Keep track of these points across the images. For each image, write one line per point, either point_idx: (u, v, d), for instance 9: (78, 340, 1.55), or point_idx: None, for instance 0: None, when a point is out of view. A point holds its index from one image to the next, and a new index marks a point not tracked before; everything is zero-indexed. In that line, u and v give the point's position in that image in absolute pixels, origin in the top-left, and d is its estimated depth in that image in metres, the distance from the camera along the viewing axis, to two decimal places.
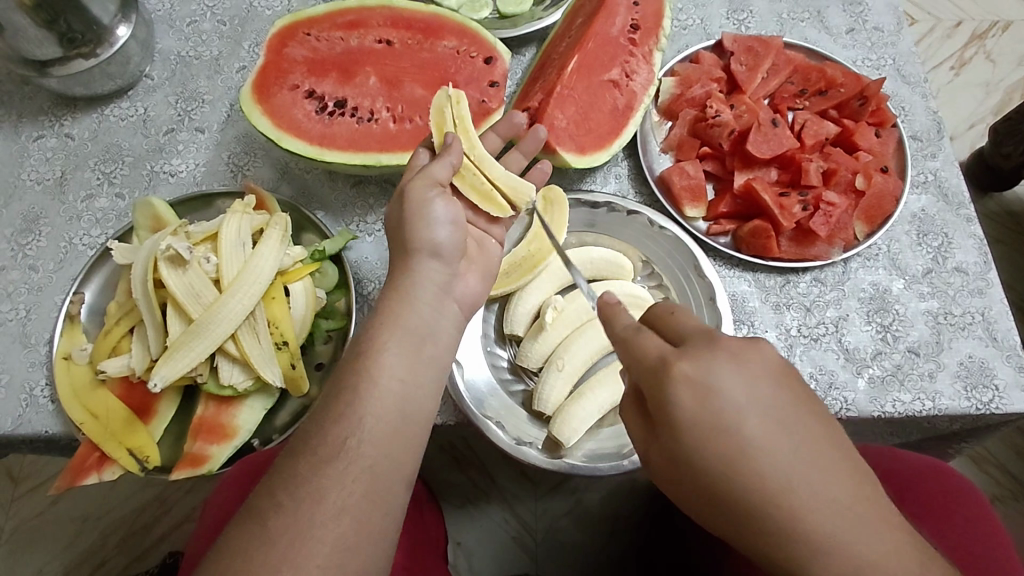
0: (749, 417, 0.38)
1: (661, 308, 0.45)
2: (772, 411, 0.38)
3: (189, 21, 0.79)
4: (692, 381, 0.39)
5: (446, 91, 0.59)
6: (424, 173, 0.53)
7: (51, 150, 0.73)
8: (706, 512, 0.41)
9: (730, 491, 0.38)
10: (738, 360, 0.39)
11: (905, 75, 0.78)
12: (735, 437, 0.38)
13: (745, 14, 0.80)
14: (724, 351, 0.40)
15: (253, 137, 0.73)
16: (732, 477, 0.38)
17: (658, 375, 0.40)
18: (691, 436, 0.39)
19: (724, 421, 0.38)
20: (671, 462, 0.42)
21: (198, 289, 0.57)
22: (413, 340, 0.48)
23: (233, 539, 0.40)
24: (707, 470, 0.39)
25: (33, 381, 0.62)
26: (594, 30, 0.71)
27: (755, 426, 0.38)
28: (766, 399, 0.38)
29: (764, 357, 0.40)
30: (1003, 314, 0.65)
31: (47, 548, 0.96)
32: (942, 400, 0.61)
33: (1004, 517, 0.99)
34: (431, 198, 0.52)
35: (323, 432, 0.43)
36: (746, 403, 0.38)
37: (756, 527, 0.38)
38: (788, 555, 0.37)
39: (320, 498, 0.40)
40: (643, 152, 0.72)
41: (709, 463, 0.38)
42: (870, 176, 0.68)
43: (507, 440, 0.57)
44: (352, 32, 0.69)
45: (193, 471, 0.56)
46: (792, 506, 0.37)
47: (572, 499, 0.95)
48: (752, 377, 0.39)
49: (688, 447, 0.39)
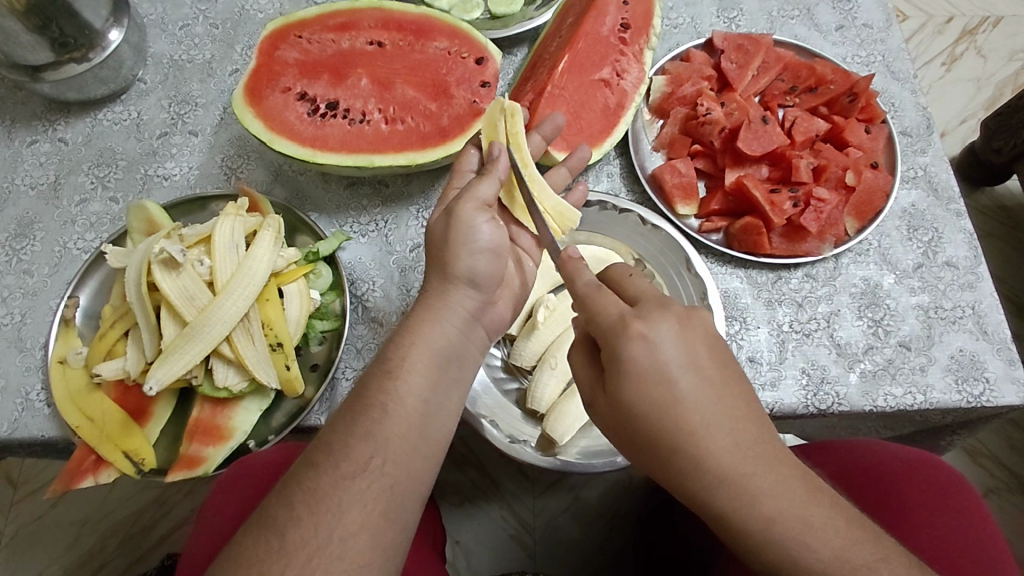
0: (687, 374, 0.42)
1: (624, 274, 0.47)
2: (703, 372, 0.42)
3: (182, 24, 0.79)
4: (642, 335, 0.42)
5: (503, 103, 0.58)
6: (473, 193, 0.52)
7: (45, 155, 0.73)
8: (645, 461, 0.45)
9: (666, 441, 0.42)
10: (683, 324, 0.43)
11: (894, 71, 0.78)
12: (673, 391, 0.41)
13: (735, 12, 0.81)
14: (668, 318, 0.43)
15: (246, 140, 0.74)
16: (665, 428, 0.42)
17: (610, 332, 0.43)
18: (636, 390, 0.42)
19: (667, 376, 0.41)
20: (616, 414, 0.44)
21: (193, 292, 0.58)
22: (438, 358, 0.48)
23: (245, 546, 0.41)
24: (643, 419, 0.42)
25: (29, 386, 0.62)
26: (584, 30, 0.72)
27: (693, 383, 0.42)
28: (700, 361, 0.42)
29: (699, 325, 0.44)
30: (993, 308, 0.66)
31: (45, 552, 0.96)
32: (933, 394, 0.62)
33: (998, 509, 0.99)
34: (482, 226, 0.51)
35: (332, 439, 0.44)
36: (683, 363, 0.42)
37: (692, 477, 0.41)
38: (706, 507, 0.41)
39: (331, 506, 0.41)
40: (635, 151, 0.72)
41: (647, 411, 0.42)
42: (860, 171, 0.68)
43: (500, 437, 0.58)
44: (343, 35, 0.70)
45: (189, 473, 0.56)
46: (723, 457, 0.40)
47: (570, 495, 0.96)
48: (694, 339, 0.43)
49: (631, 400, 0.42)
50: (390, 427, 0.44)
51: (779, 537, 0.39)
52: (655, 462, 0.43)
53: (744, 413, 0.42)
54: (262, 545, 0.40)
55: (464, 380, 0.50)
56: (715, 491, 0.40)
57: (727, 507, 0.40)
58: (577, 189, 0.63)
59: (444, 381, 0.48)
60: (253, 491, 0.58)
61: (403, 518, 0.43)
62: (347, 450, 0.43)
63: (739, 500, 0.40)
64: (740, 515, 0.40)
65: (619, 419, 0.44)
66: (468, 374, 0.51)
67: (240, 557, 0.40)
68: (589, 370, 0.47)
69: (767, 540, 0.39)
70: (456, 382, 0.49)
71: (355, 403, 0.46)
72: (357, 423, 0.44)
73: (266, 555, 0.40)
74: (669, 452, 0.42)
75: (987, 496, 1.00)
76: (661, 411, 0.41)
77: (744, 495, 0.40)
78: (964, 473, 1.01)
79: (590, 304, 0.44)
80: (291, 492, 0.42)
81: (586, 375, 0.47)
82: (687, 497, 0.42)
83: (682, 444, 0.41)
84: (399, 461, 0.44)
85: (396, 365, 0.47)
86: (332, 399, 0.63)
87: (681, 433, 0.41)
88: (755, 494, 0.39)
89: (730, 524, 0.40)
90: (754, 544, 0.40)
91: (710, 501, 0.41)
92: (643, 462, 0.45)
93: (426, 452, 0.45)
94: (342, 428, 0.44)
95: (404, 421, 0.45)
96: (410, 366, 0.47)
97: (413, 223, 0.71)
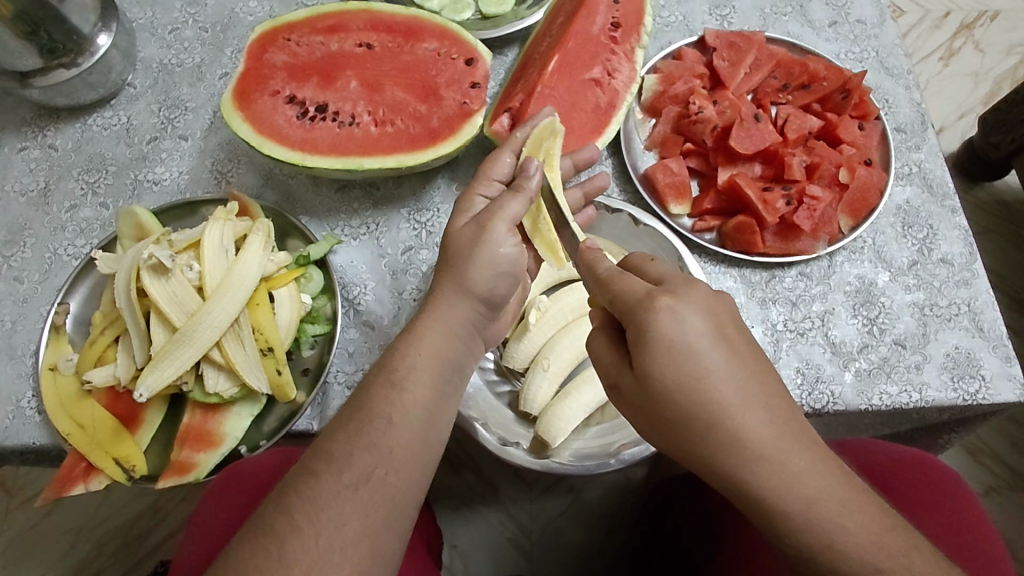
0: (715, 350, 0.41)
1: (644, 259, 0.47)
2: (734, 352, 0.42)
3: (171, 28, 0.79)
4: (671, 309, 0.41)
5: (553, 123, 0.58)
6: (502, 210, 0.50)
7: (35, 161, 0.73)
8: (673, 444, 0.43)
9: (699, 420, 0.41)
10: (711, 304, 0.43)
11: (888, 67, 0.78)
12: (705, 367, 0.41)
13: (727, 10, 0.80)
14: (697, 298, 0.42)
15: (237, 143, 0.73)
16: (694, 406, 0.41)
17: (639, 310, 0.42)
18: (669, 366, 0.41)
19: (695, 350, 0.41)
20: (644, 395, 0.43)
21: (183, 297, 0.57)
22: (436, 364, 0.47)
23: (243, 555, 0.40)
24: (672, 396, 0.41)
25: (20, 393, 0.62)
26: (575, 29, 0.71)
27: (723, 359, 0.41)
28: (730, 340, 0.42)
29: (725, 307, 0.43)
30: (989, 305, 0.65)
31: (42, 559, 0.96)
32: (929, 392, 0.61)
33: (999, 507, 0.99)
34: (506, 247, 0.50)
35: (326, 447, 0.44)
36: (714, 341, 0.41)
37: (727, 457, 0.40)
38: (742, 489, 0.40)
39: (330, 516, 0.41)
40: (627, 151, 0.71)
41: (679, 389, 0.41)
42: (853, 169, 0.68)
43: (493, 440, 0.58)
44: (332, 37, 0.69)
45: (180, 479, 0.56)
46: (759, 435, 0.39)
47: (568, 498, 0.95)
48: (720, 315, 0.42)
49: (662, 379, 0.41)
50: (394, 437, 0.44)
51: (817, 520, 0.38)
52: (684, 443, 0.42)
53: (774, 391, 0.41)
54: (260, 554, 0.40)
55: (461, 388, 0.50)
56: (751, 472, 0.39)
57: (765, 489, 0.39)
58: (585, 213, 0.65)
59: (443, 389, 0.47)
60: (247, 498, 0.56)
61: (398, 522, 0.43)
62: (347, 459, 0.43)
63: (777, 479, 0.39)
64: (777, 496, 0.39)
65: (646, 399, 0.43)
66: (465, 380, 0.51)
67: (235, 566, 0.40)
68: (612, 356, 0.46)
69: (807, 523, 0.38)
70: (455, 391, 0.49)
71: (354, 410, 0.45)
72: (355, 430, 0.44)
73: (263, 565, 0.39)
74: (699, 431, 0.41)
75: (988, 494, 0.99)
76: (690, 388, 0.41)
77: (779, 474, 0.39)
78: (965, 471, 1.00)
79: (614, 284, 0.44)
80: (287, 499, 0.42)
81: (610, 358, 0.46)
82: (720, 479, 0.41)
83: (714, 421, 0.40)
84: (400, 471, 0.43)
85: (401, 374, 0.46)
86: (324, 405, 0.62)
87: (712, 412, 0.40)
88: (785, 477, 0.39)
89: (766, 506, 0.39)
90: (791, 527, 0.38)
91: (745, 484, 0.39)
92: (670, 445, 0.44)
93: (423, 459, 0.45)
94: (340, 436, 0.44)
95: (404, 432, 0.44)
96: (417, 376, 0.46)
97: (404, 226, 0.70)
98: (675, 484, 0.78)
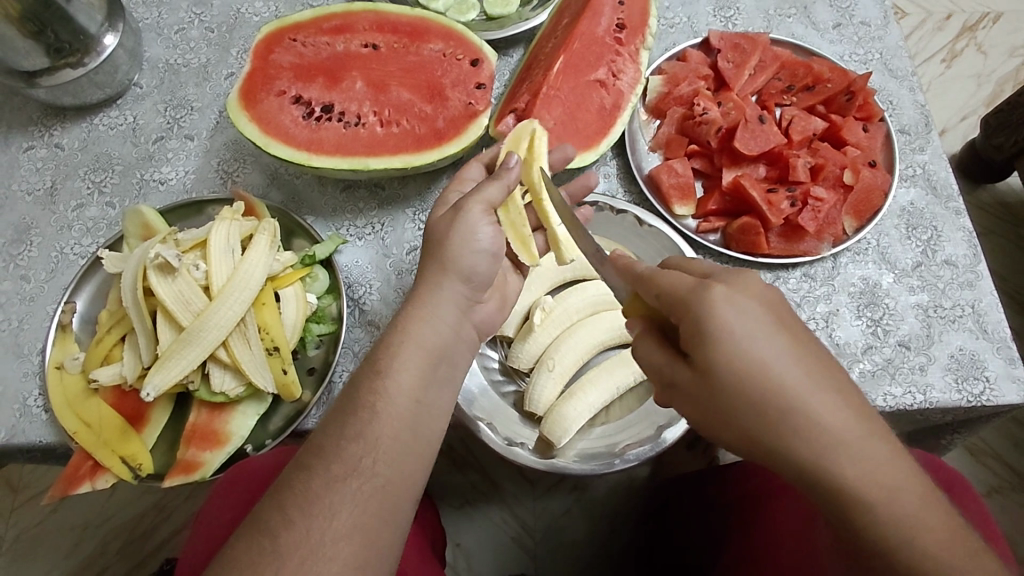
0: (777, 342, 0.38)
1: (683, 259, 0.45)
2: (794, 341, 0.39)
3: (177, 28, 0.79)
4: (729, 298, 0.38)
5: (534, 124, 0.62)
6: (480, 194, 0.51)
7: (41, 160, 0.73)
8: (740, 442, 0.40)
9: (770, 415, 0.37)
10: (761, 291, 0.40)
11: (892, 69, 0.78)
12: (770, 359, 0.37)
13: (732, 11, 0.80)
14: (746, 287, 0.40)
15: (242, 143, 0.74)
16: (762, 404, 0.38)
17: (694, 300, 0.39)
18: (732, 361, 0.38)
19: (758, 341, 0.38)
20: (703, 392, 0.40)
21: (188, 297, 0.57)
22: (429, 357, 0.48)
23: (239, 550, 0.40)
24: (736, 395, 0.38)
25: (27, 391, 0.62)
26: (580, 31, 0.72)
27: (785, 348, 0.38)
28: (786, 329, 0.39)
29: (773, 295, 0.40)
30: (993, 306, 0.65)
31: (47, 557, 0.96)
32: (934, 393, 0.61)
33: (1002, 508, 0.99)
34: (483, 227, 0.51)
35: (322, 444, 0.43)
36: (773, 331, 0.38)
37: (803, 455, 0.37)
38: (825, 487, 0.37)
39: (327, 513, 0.40)
40: (631, 152, 0.72)
41: (745, 384, 0.38)
42: (858, 170, 0.68)
43: (497, 440, 0.58)
44: (338, 37, 0.70)
45: (186, 478, 0.56)
46: (836, 427, 0.36)
47: (571, 497, 0.96)
48: (777, 303, 0.40)
49: (724, 374, 0.38)
50: (380, 426, 0.44)
51: (899, 523, 0.36)
52: (747, 444, 0.39)
53: (841, 379, 0.38)
54: (255, 548, 0.39)
55: (454, 378, 0.49)
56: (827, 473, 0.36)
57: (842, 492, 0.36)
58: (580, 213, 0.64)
59: (434, 378, 0.47)
60: (250, 496, 0.56)
61: (396, 520, 0.43)
62: (337, 452, 0.43)
63: (862, 474, 0.36)
64: (860, 497, 0.36)
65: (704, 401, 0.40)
66: (458, 373, 0.51)
67: (232, 562, 0.39)
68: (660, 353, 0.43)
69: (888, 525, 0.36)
70: (447, 379, 0.49)
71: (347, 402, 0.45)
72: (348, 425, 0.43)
73: (257, 559, 0.39)
74: (768, 433, 0.38)
75: (990, 494, 0.99)
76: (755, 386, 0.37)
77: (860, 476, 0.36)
78: (966, 472, 1.01)
79: (658, 278, 0.42)
80: (283, 495, 0.41)
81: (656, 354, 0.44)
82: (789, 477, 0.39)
83: (783, 421, 0.37)
84: (390, 461, 0.43)
85: (384, 364, 0.46)
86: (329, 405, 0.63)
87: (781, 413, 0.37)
88: (862, 479, 0.36)
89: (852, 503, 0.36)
90: (870, 530, 0.36)
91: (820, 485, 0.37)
92: (734, 444, 0.41)
93: (417, 451, 0.45)
94: (333, 431, 0.44)
95: (395, 421, 0.44)
96: (401, 365, 0.46)
97: (410, 226, 0.71)
98: (680, 485, 0.78)
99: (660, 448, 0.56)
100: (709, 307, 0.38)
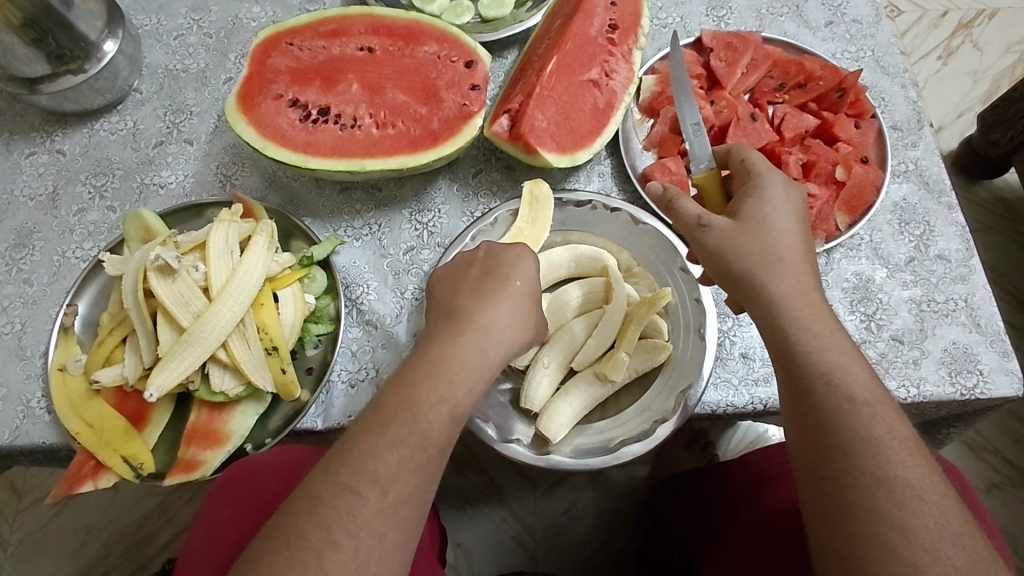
0: (798, 258, 0.51)
1: (759, 184, 0.53)
2: (803, 266, 0.51)
3: (176, 34, 0.80)
4: (784, 185, 0.53)
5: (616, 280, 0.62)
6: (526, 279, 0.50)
7: (43, 166, 0.74)
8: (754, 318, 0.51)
9: (769, 298, 0.49)
10: (802, 230, 0.52)
11: (884, 65, 0.79)
12: (780, 264, 0.50)
13: (724, 11, 0.81)
14: (787, 206, 0.52)
15: (240, 146, 0.74)
16: (774, 255, 0.50)
17: (752, 196, 0.53)
18: (749, 242, 0.51)
19: (782, 245, 0.51)
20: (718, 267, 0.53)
21: (189, 298, 0.58)
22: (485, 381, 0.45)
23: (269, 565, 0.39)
24: (761, 240, 0.51)
25: (29, 393, 0.63)
26: (572, 32, 0.73)
27: (794, 262, 0.50)
28: (801, 252, 0.51)
29: (805, 226, 0.53)
30: (986, 300, 0.66)
31: (52, 559, 0.97)
32: (927, 386, 0.62)
33: (1002, 504, 0.99)
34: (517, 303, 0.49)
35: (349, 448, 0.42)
36: (788, 241, 0.51)
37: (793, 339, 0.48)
38: (802, 378, 0.47)
39: (361, 530, 0.40)
40: (625, 151, 0.73)
41: (748, 264, 0.50)
42: (849, 167, 0.70)
43: (495, 436, 0.58)
44: (334, 41, 0.71)
45: (186, 477, 0.56)
46: (812, 345, 0.47)
47: (572, 495, 0.96)
48: (809, 249, 0.52)
49: (740, 250, 0.51)
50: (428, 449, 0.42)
51: (873, 427, 0.44)
52: (750, 288, 0.50)
53: (836, 333, 0.48)
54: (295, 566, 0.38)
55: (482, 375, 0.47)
56: (813, 330, 0.48)
57: (821, 367, 0.46)
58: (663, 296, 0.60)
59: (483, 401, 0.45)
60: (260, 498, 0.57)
61: None
62: (375, 471, 0.41)
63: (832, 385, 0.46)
64: (841, 377, 0.46)
65: (721, 246, 0.52)
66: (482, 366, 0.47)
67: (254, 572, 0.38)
68: (687, 219, 0.54)
69: (863, 427, 0.44)
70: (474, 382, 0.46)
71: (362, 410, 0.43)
72: None
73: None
74: (773, 277, 0.50)
75: (989, 490, 1.00)
76: (767, 271, 0.50)
77: (844, 361, 0.47)
78: (965, 467, 1.01)
79: (754, 170, 0.54)
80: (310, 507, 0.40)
81: (685, 225, 0.55)
82: (775, 341, 0.49)
83: (786, 301, 0.49)
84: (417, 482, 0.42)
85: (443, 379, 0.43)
86: (328, 405, 0.63)
87: (789, 264, 0.50)
88: (845, 368, 0.46)
89: (816, 399, 0.46)
90: (843, 420, 0.44)
91: (809, 353, 0.47)
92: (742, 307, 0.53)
93: None
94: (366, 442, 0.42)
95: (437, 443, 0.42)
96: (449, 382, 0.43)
97: (406, 226, 0.71)
98: (680, 486, 0.79)
99: (685, 415, 0.57)
100: (768, 182, 0.53)
